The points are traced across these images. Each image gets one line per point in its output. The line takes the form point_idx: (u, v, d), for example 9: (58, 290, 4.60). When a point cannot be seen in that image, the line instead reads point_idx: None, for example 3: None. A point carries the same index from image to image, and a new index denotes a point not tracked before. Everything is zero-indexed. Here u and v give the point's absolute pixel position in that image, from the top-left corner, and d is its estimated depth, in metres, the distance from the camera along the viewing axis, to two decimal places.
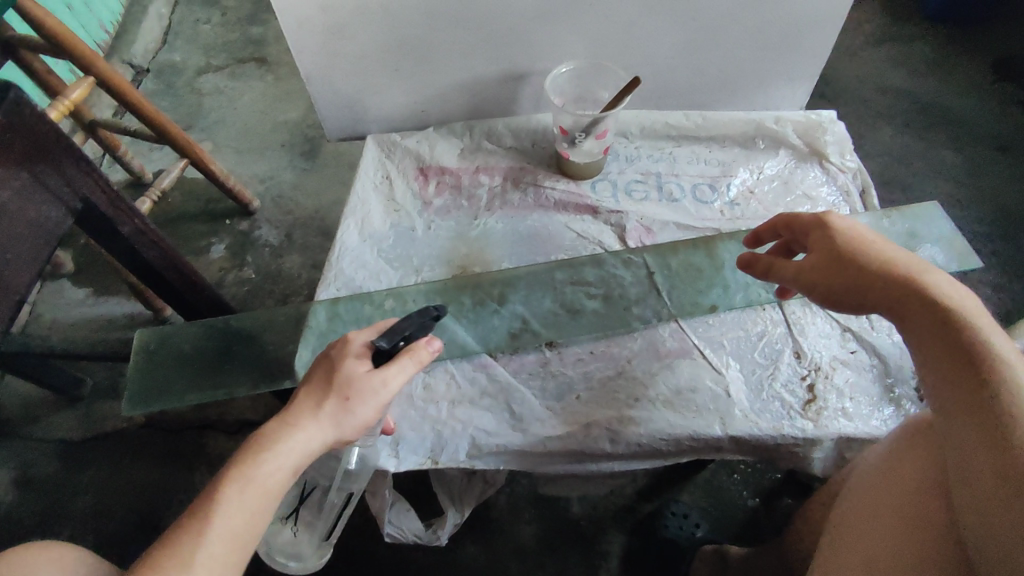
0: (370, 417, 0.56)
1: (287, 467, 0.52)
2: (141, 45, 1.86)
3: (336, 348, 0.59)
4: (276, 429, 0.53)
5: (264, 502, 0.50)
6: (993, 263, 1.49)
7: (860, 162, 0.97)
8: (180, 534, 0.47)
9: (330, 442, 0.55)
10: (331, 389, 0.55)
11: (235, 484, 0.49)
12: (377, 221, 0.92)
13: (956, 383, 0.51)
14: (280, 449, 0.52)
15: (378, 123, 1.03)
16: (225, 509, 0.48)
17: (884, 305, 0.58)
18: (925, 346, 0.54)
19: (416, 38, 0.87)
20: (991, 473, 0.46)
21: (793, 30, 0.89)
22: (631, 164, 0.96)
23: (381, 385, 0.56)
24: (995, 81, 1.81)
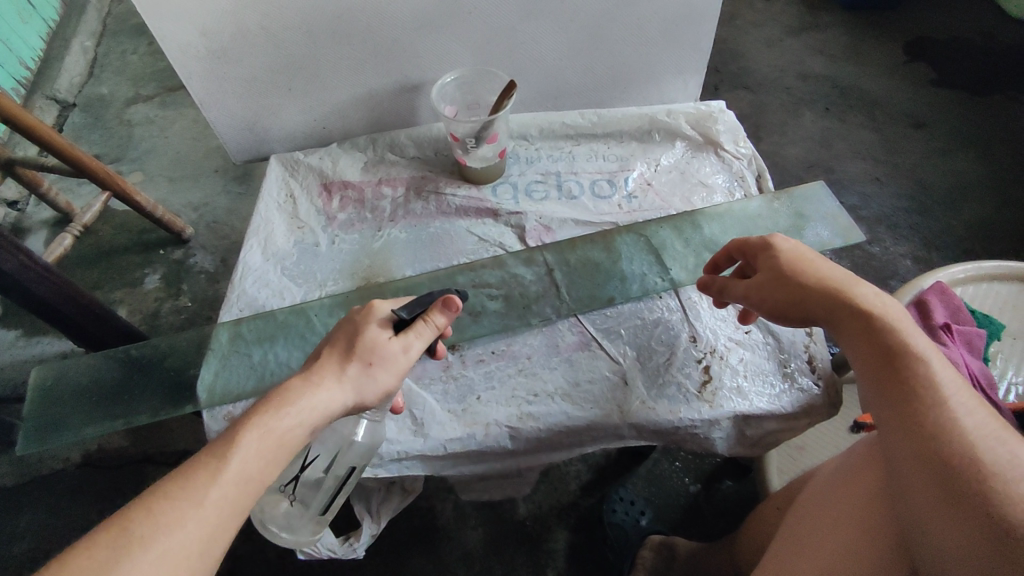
0: (388, 383, 0.59)
1: (305, 425, 0.53)
2: (65, 79, 1.84)
3: (360, 313, 0.61)
4: (300, 385, 0.55)
5: (279, 455, 0.50)
6: (916, 236, 1.53)
7: (752, 148, 1.00)
8: (196, 470, 0.46)
9: (350, 404, 0.57)
10: (355, 352, 0.58)
11: (256, 430, 0.50)
12: (281, 239, 0.92)
13: (882, 383, 0.56)
14: (302, 405, 0.53)
15: (282, 142, 1.04)
16: (244, 453, 0.48)
17: (820, 317, 0.63)
18: (861, 361, 0.58)
19: (303, 56, 0.89)
20: (914, 458, 0.51)
21: (667, 26, 0.93)
22: (531, 165, 0.98)
23: (401, 352, 0.59)
24: (909, 62, 1.87)
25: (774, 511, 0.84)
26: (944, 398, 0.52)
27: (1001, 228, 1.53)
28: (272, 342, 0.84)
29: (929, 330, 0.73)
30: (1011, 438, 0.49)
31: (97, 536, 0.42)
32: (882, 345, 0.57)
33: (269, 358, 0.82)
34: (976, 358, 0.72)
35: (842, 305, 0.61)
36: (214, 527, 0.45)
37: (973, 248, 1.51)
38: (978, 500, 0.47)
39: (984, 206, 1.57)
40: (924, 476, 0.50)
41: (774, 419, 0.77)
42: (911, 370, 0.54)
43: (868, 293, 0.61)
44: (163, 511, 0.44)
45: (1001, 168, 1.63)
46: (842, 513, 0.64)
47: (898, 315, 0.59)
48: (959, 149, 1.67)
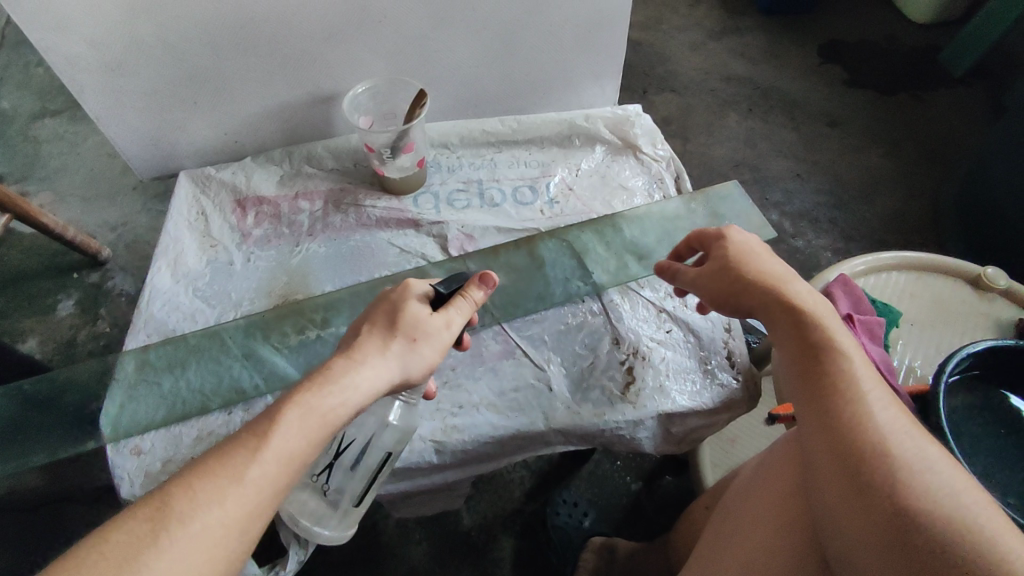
0: (431, 358, 0.59)
1: (349, 406, 0.52)
2: None
3: (397, 292, 0.62)
4: (344, 364, 0.55)
5: (321, 433, 0.50)
6: (836, 229, 1.61)
7: (670, 150, 1.03)
8: (236, 447, 0.46)
9: (395, 380, 0.57)
10: (399, 328, 0.58)
11: (298, 410, 0.49)
12: (191, 259, 0.88)
13: (806, 378, 0.57)
14: (345, 383, 0.53)
15: (192, 158, 0.99)
16: (285, 431, 0.48)
17: (756, 311, 0.64)
18: (789, 354, 0.60)
19: (205, 68, 0.86)
20: (828, 450, 0.52)
21: (579, 32, 0.95)
22: (452, 174, 0.98)
23: (444, 327, 0.61)
24: (822, 64, 1.97)
25: (700, 510, 0.86)
26: (861, 392, 0.54)
27: (911, 219, 1.62)
28: (183, 368, 0.79)
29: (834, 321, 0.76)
30: (918, 433, 0.51)
31: (139, 509, 0.42)
32: (808, 341, 0.59)
33: (180, 385, 0.78)
34: (877, 346, 0.75)
35: (775, 301, 0.62)
36: (256, 506, 0.45)
37: (886, 238, 1.59)
38: (884, 489, 0.49)
39: (894, 199, 1.66)
40: (838, 466, 0.52)
41: (696, 416, 0.79)
42: (834, 365, 0.56)
43: (802, 289, 0.63)
44: (201, 489, 0.44)
45: (908, 163, 1.73)
46: (760, 506, 0.66)
47: (826, 312, 0.61)
48: (870, 146, 1.77)
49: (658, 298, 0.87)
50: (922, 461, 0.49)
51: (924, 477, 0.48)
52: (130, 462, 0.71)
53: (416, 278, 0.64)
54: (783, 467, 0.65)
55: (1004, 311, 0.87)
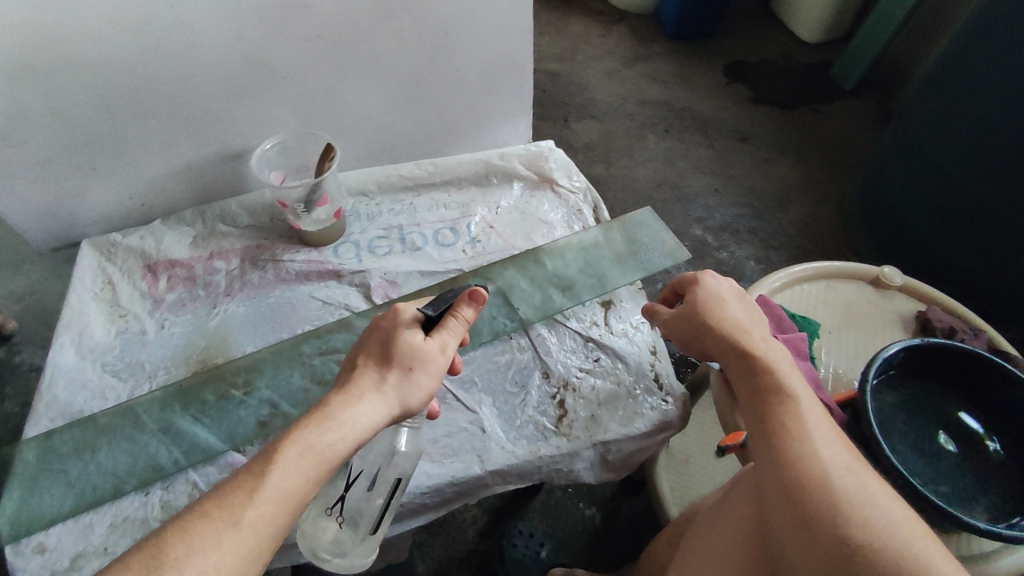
0: (428, 385, 0.60)
1: (347, 441, 0.53)
2: None
3: (388, 320, 0.63)
4: (340, 400, 0.55)
5: (320, 469, 0.50)
6: (754, 238, 1.69)
7: (585, 181, 1.06)
8: (233, 489, 0.46)
9: (394, 412, 0.58)
10: (393, 359, 0.59)
11: (294, 447, 0.50)
12: (98, 332, 0.84)
13: (759, 419, 0.61)
14: (343, 419, 0.53)
15: (95, 225, 0.95)
16: (281, 470, 0.48)
17: (718, 355, 0.68)
18: (744, 396, 0.64)
19: (101, 133, 0.83)
20: (779, 487, 0.56)
21: (486, 74, 0.98)
22: (372, 221, 0.98)
23: (438, 351, 0.61)
24: (729, 84, 2.08)
25: (662, 546, 0.84)
26: (807, 431, 0.58)
27: (822, 225, 1.72)
28: (93, 452, 0.75)
29: None
30: (860, 468, 0.55)
31: (135, 556, 0.41)
32: (759, 383, 0.63)
33: (90, 471, 0.73)
34: (801, 359, 0.78)
35: (732, 346, 0.66)
36: (252, 547, 0.44)
37: (802, 244, 1.68)
38: (829, 523, 0.52)
39: (805, 207, 1.76)
40: (789, 502, 0.55)
41: (630, 441, 0.80)
42: (783, 406, 0.60)
43: (756, 337, 0.67)
44: (198, 532, 0.43)
45: (814, 172, 1.84)
46: (718, 538, 0.68)
47: (776, 357, 0.65)
48: (779, 158, 1.88)
49: (584, 327, 0.89)
50: (862, 495, 0.52)
51: (864, 510, 0.51)
52: (33, 561, 0.66)
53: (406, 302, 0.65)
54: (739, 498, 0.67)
55: (903, 305, 0.92)
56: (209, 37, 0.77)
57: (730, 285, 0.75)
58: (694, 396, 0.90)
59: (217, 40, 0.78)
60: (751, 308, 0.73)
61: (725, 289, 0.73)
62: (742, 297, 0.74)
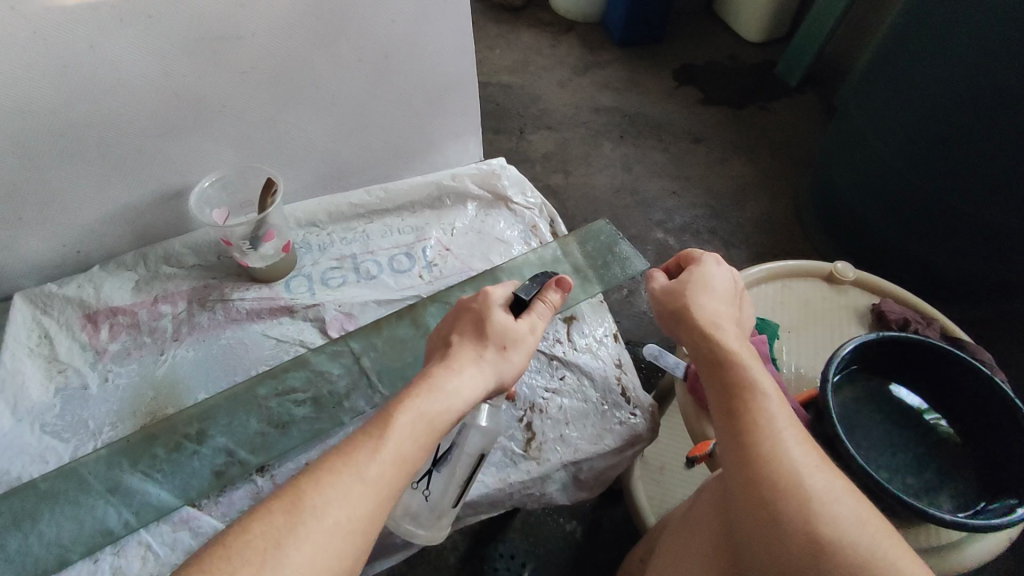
0: (519, 362, 0.64)
1: (452, 411, 0.56)
2: None
3: (479, 301, 0.67)
4: (445, 372, 0.59)
5: (429, 436, 0.53)
6: (714, 238, 1.70)
7: (540, 197, 1.05)
8: (359, 447, 0.49)
9: (490, 386, 0.62)
10: (491, 337, 0.63)
11: (406, 415, 0.53)
12: (35, 391, 0.79)
13: (728, 416, 0.60)
14: (447, 392, 0.57)
15: (26, 277, 0.90)
16: (400, 434, 0.51)
17: (690, 346, 0.67)
18: (714, 392, 0.63)
19: (26, 181, 0.78)
20: (749, 486, 0.56)
21: (432, 95, 0.97)
22: (324, 252, 0.95)
23: (529, 331, 0.66)
24: (679, 87, 2.11)
25: (634, 564, 0.82)
26: (776, 430, 0.57)
27: (777, 220, 1.75)
28: (34, 521, 0.70)
29: None
30: (827, 469, 0.55)
31: (279, 501, 0.44)
32: (730, 379, 0.61)
33: (33, 542, 0.69)
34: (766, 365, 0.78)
35: (705, 341, 0.65)
36: (376, 503, 0.46)
37: (761, 240, 1.70)
38: (795, 523, 0.52)
39: (760, 203, 1.79)
40: (757, 501, 0.55)
41: (601, 459, 0.79)
42: (753, 404, 0.59)
43: (731, 332, 0.66)
44: (332, 483, 0.46)
45: (766, 169, 1.88)
46: (688, 540, 0.67)
47: (748, 353, 0.64)
48: (732, 157, 1.91)
49: (548, 345, 0.88)
50: (830, 493, 0.53)
51: (832, 510, 0.52)
52: None
53: (495, 287, 0.70)
54: (708, 495, 0.67)
55: (858, 300, 0.93)
56: (137, 75, 0.75)
57: (723, 273, 0.73)
58: (663, 406, 0.89)
59: (147, 77, 0.75)
60: (734, 298, 0.72)
61: (717, 273, 0.73)
62: (732, 288, 0.73)
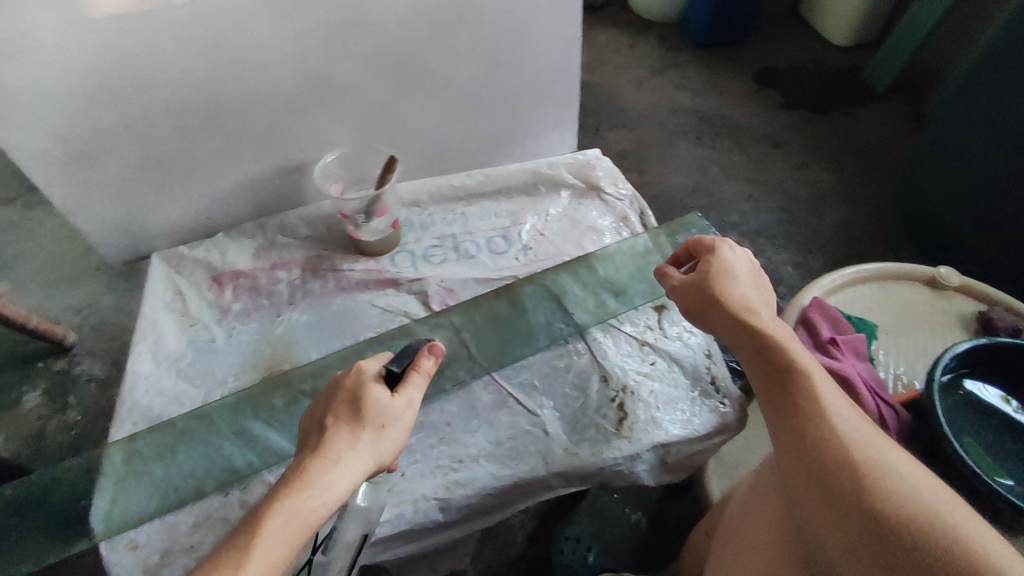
0: (400, 440, 0.59)
1: (330, 502, 0.51)
2: None
3: (352, 377, 0.60)
4: (316, 460, 0.53)
5: (306, 536, 0.48)
6: (791, 243, 1.68)
7: (632, 189, 1.07)
8: (219, 567, 0.44)
9: (371, 469, 0.56)
10: (368, 416, 0.57)
11: (280, 514, 0.48)
12: (171, 340, 0.87)
13: (774, 396, 0.59)
14: (324, 484, 0.51)
15: (162, 238, 0.98)
16: (269, 540, 0.46)
17: (727, 331, 0.67)
18: (758, 375, 0.62)
19: (172, 151, 0.87)
20: (800, 465, 0.54)
21: (536, 85, 1.00)
22: (426, 230, 1.00)
23: (408, 406, 0.60)
24: (760, 90, 2.09)
25: (701, 537, 0.85)
26: (823, 406, 0.56)
27: (859, 228, 1.71)
28: (173, 454, 0.78)
29: (821, 345, 0.80)
30: (883, 441, 0.53)
31: None
32: (772, 360, 0.61)
33: (172, 472, 0.77)
34: (863, 362, 0.79)
35: (740, 324, 0.65)
36: None
37: (842, 249, 1.67)
38: (853, 500, 0.50)
39: (841, 210, 1.75)
40: (811, 481, 0.53)
41: (690, 443, 0.80)
42: (797, 382, 0.58)
43: (765, 316, 0.65)
44: None
45: (849, 176, 1.83)
46: (760, 538, 0.65)
47: (787, 334, 0.63)
48: (813, 162, 1.87)
49: (639, 331, 0.90)
50: (884, 466, 0.50)
51: (889, 482, 0.49)
52: (127, 557, 0.70)
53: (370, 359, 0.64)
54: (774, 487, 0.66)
55: (960, 306, 0.91)
56: (275, 55, 0.81)
57: (740, 257, 0.73)
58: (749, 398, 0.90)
59: (285, 59, 0.82)
60: (759, 285, 0.71)
61: (736, 262, 0.72)
62: (753, 272, 0.72)
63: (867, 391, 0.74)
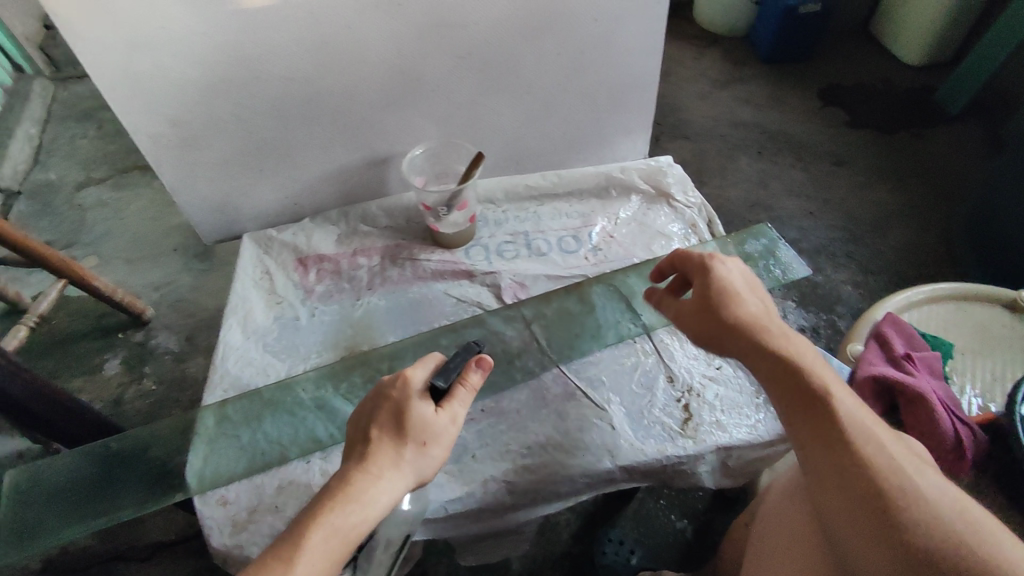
0: (440, 456, 0.62)
1: (369, 519, 0.54)
2: (16, 153, 1.75)
3: (399, 389, 0.63)
4: (360, 475, 0.57)
5: (344, 550, 0.52)
6: (853, 262, 1.65)
7: (701, 197, 1.09)
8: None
9: (412, 485, 0.60)
10: (410, 433, 0.60)
11: (320, 529, 0.52)
12: (259, 316, 0.93)
13: (798, 416, 0.57)
14: (365, 500, 0.55)
15: (253, 221, 1.05)
16: (310, 555, 0.50)
17: (737, 348, 0.64)
18: (777, 394, 0.60)
19: (273, 138, 0.93)
20: (831, 490, 0.52)
21: (614, 91, 1.03)
22: (500, 227, 1.04)
23: (450, 422, 0.63)
24: (825, 107, 2.06)
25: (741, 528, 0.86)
26: (851, 429, 0.54)
27: (926, 250, 1.67)
28: (260, 421, 0.83)
29: (895, 360, 0.79)
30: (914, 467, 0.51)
31: None
32: (790, 379, 0.58)
33: (259, 438, 0.82)
34: (939, 380, 0.79)
35: (752, 341, 0.63)
36: None
37: (906, 271, 1.63)
38: (890, 529, 0.48)
39: (906, 232, 1.71)
40: (842, 508, 0.51)
41: (754, 449, 0.81)
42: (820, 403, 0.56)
43: (775, 332, 0.63)
44: None
45: (916, 197, 1.79)
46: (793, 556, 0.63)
47: (801, 351, 0.61)
48: (878, 182, 1.84)
49: None
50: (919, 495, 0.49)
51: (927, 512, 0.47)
52: (218, 512, 0.75)
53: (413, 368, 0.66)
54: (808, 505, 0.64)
55: None
56: (376, 53, 0.86)
57: (737, 269, 0.71)
58: None
59: (383, 57, 0.87)
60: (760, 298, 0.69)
61: (733, 276, 0.69)
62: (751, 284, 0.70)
63: (944, 409, 0.73)
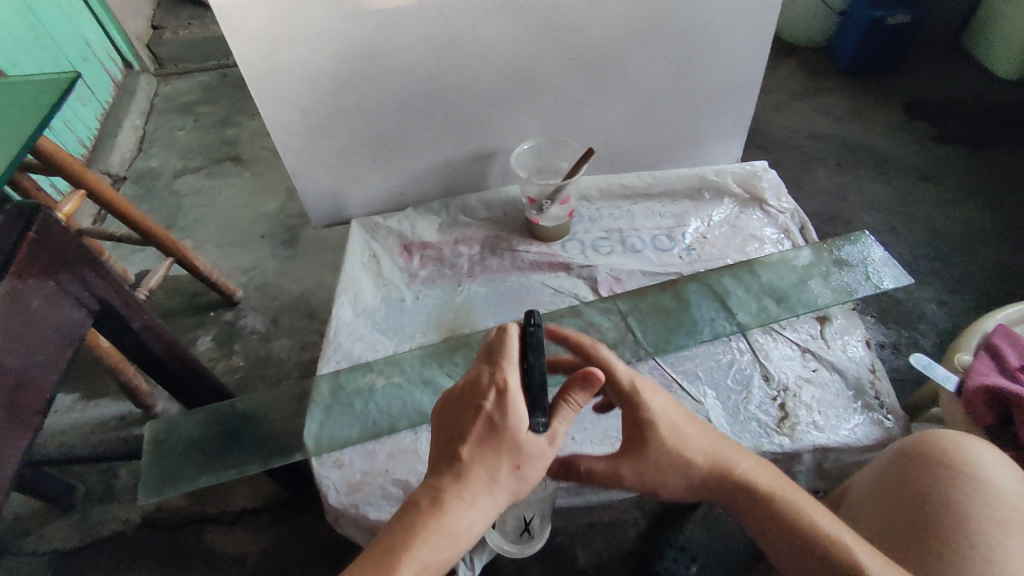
0: (538, 473, 0.58)
1: (463, 541, 0.53)
2: (123, 141, 1.88)
3: (496, 404, 0.56)
4: (455, 497, 0.53)
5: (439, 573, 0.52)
6: (936, 280, 1.61)
7: (795, 204, 1.09)
8: None
9: (506, 503, 0.56)
10: (508, 456, 0.55)
11: (411, 562, 0.50)
12: (368, 296, 0.99)
13: None
14: (457, 528, 0.53)
15: (358, 209, 1.12)
16: None
17: None
18: None
19: (390, 130, 0.99)
20: None
21: (714, 97, 1.06)
22: (595, 223, 1.07)
23: (549, 443, 0.58)
24: (909, 122, 2.02)
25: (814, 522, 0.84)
26: None
27: (1017, 271, 1.61)
28: (371, 392, 0.89)
29: (1008, 372, 0.79)
30: None
31: None
32: None
33: (371, 407, 0.87)
34: None
35: None
36: None
37: (994, 291, 1.58)
38: None
39: (995, 252, 1.66)
40: None
41: (850, 452, 0.82)
42: None
43: None
44: None
45: (1006, 216, 1.73)
46: None
47: None
48: (966, 199, 1.79)
49: (802, 338, 0.92)
50: None
51: None
52: (334, 472, 0.80)
53: (512, 367, 0.59)
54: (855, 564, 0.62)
55: None
56: (496, 53, 0.91)
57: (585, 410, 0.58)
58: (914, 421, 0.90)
59: (501, 56, 0.92)
60: None
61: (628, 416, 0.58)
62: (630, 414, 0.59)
63: None
